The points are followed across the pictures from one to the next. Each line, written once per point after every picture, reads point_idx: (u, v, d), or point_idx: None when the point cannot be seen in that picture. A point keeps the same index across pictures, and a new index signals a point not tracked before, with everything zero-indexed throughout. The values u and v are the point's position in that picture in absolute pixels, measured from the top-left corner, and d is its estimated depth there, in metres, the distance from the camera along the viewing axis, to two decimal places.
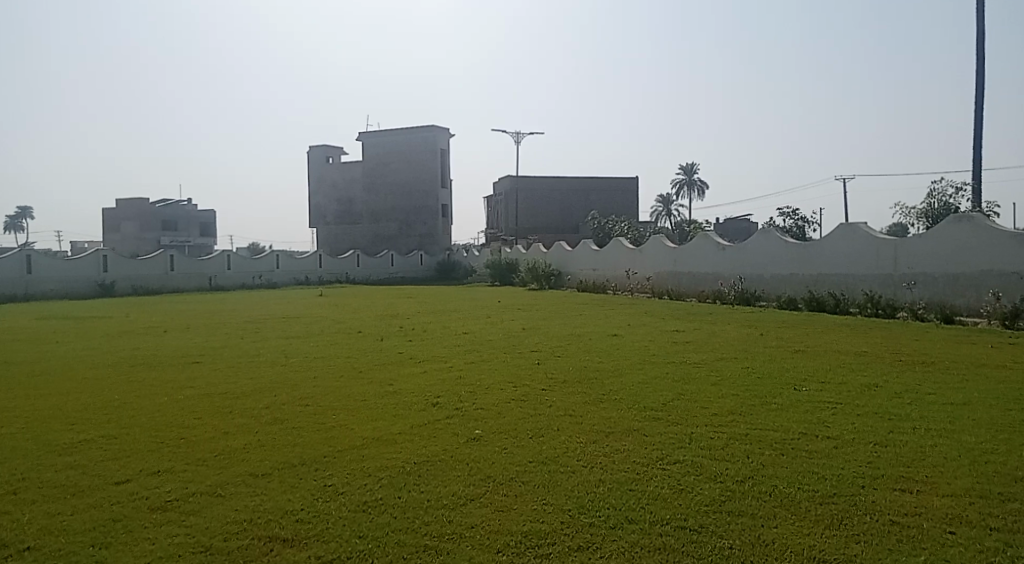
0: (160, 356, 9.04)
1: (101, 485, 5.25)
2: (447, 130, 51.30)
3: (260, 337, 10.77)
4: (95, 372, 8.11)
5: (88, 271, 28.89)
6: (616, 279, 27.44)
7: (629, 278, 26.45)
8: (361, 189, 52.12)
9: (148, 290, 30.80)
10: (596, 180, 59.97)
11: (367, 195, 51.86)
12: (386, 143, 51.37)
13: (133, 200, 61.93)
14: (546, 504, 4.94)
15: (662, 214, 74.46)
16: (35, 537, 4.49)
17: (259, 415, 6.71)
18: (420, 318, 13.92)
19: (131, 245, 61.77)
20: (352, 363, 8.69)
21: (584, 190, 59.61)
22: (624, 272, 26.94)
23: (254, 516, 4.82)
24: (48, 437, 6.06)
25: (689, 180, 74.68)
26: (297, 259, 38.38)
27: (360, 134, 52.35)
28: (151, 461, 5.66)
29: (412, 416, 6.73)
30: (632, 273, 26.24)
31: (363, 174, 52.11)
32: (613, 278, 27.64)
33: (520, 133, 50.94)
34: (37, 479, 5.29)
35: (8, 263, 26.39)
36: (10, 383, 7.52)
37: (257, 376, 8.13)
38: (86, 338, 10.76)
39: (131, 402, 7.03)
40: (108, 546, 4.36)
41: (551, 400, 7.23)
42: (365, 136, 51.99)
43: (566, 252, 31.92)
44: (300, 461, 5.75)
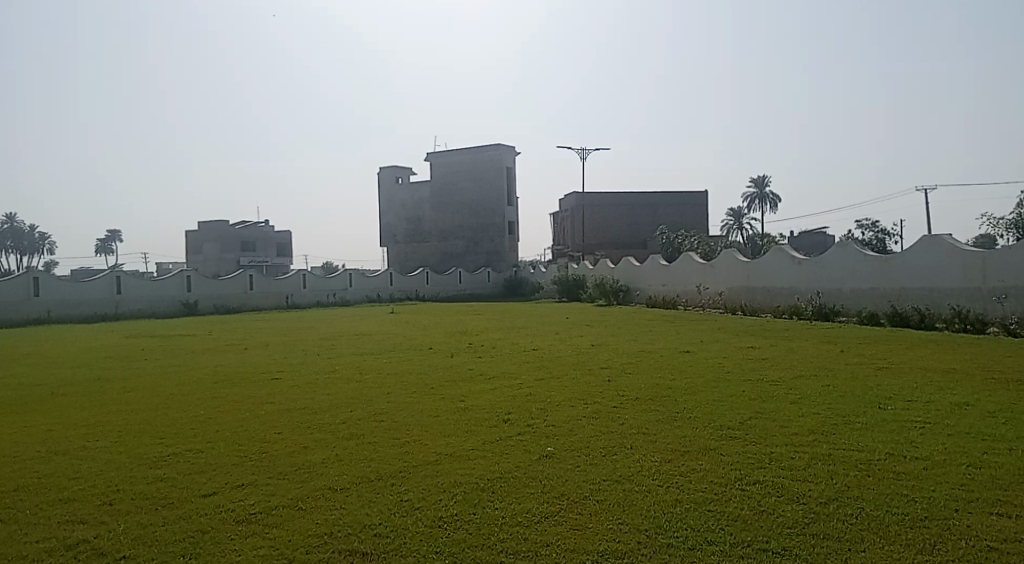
0: (242, 373, 9.35)
1: (189, 497, 5.46)
2: (513, 147, 51.44)
3: (335, 354, 11.04)
4: (181, 389, 8.41)
5: (173, 291, 30.19)
6: (686, 294, 27.03)
7: (700, 293, 26.04)
8: (429, 208, 53.10)
9: (230, 308, 32.06)
10: (661, 194, 59.33)
11: (434, 213, 52.75)
12: (452, 162, 52.06)
13: (214, 223, 64.75)
14: (622, 524, 4.88)
15: (733, 227, 73.00)
16: (129, 546, 4.72)
17: (336, 430, 6.84)
18: (491, 335, 14.02)
19: (213, 265, 64.46)
20: (423, 380, 8.78)
21: (650, 204, 59.03)
22: (694, 287, 26.51)
23: (335, 529, 4.96)
24: (140, 451, 6.32)
25: (761, 194, 73.25)
26: (368, 277, 39.30)
27: (428, 155, 53.28)
28: (236, 474, 5.85)
29: (483, 433, 6.74)
30: (703, 288, 25.81)
31: (431, 194, 53.04)
32: (683, 293, 27.26)
33: (584, 149, 50.79)
34: (129, 491, 5.54)
35: (99, 283, 27.82)
36: (103, 398, 7.93)
37: (334, 391, 8.32)
38: (170, 356, 11.23)
39: (214, 417, 7.27)
40: (197, 557, 4.56)
41: (624, 417, 7.14)
42: (433, 155, 52.87)
43: (634, 268, 31.64)
44: (376, 476, 5.85)
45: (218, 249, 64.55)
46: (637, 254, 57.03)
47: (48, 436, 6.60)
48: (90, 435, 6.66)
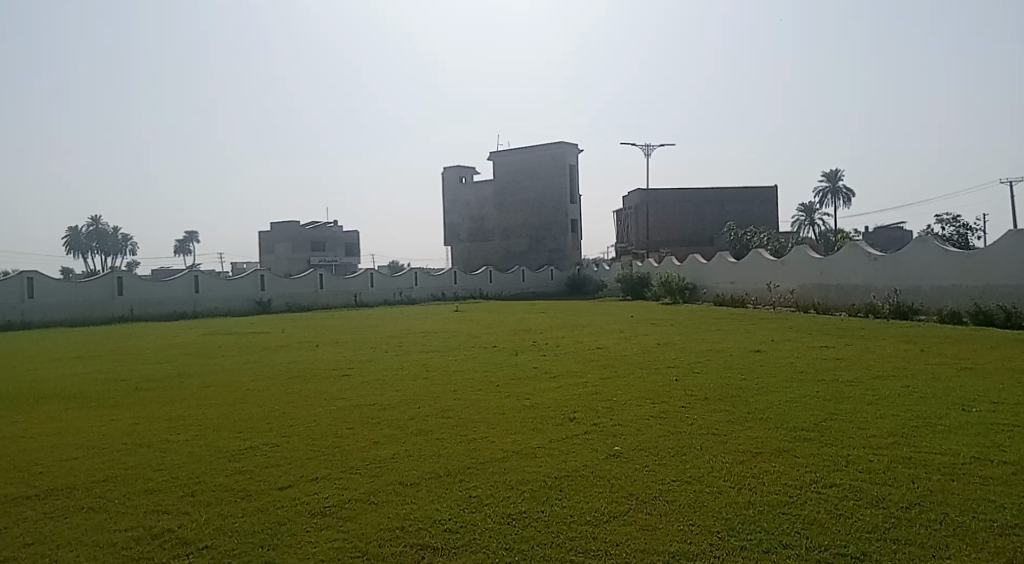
0: (314, 369, 9.61)
1: (266, 489, 5.65)
2: (577, 145, 51.14)
3: (402, 351, 11.24)
4: (257, 384, 8.70)
5: (247, 290, 31.25)
6: (755, 292, 26.48)
7: (770, 291, 25.47)
8: (492, 207, 53.60)
9: (301, 306, 33.04)
10: (728, 190, 58.18)
11: (497, 212, 53.16)
12: (514, 161, 52.30)
13: (285, 224, 66.71)
14: (693, 525, 4.82)
15: (804, 224, 70.97)
16: (211, 536, 4.92)
17: (405, 426, 6.96)
18: (557, 334, 14.04)
19: (285, 265, 66.53)
20: (489, 378, 8.86)
21: (717, 201, 58.02)
22: (764, 285, 25.95)
23: (406, 523, 5.05)
24: (220, 443, 6.57)
25: (834, 188, 71.00)
26: (433, 276, 39.83)
27: (491, 153, 53.70)
28: (310, 468, 6.02)
29: (549, 431, 6.75)
30: (773, 286, 25.24)
31: (494, 193, 53.50)
32: (752, 291, 26.72)
33: (646, 145, 50.14)
34: (211, 482, 5.77)
35: (179, 283, 29.03)
36: (185, 392, 8.28)
37: (403, 388, 8.47)
38: (246, 352, 11.65)
39: (289, 412, 7.50)
40: (275, 548, 4.71)
41: (692, 417, 7.04)
42: (496, 154, 53.26)
43: (700, 265, 31.14)
44: (445, 472, 5.92)
45: (289, 249, 66.52)
46: (704, 252, 56.04)
47: (135, 428, 6.93)
48: (173, 429, 6.96)
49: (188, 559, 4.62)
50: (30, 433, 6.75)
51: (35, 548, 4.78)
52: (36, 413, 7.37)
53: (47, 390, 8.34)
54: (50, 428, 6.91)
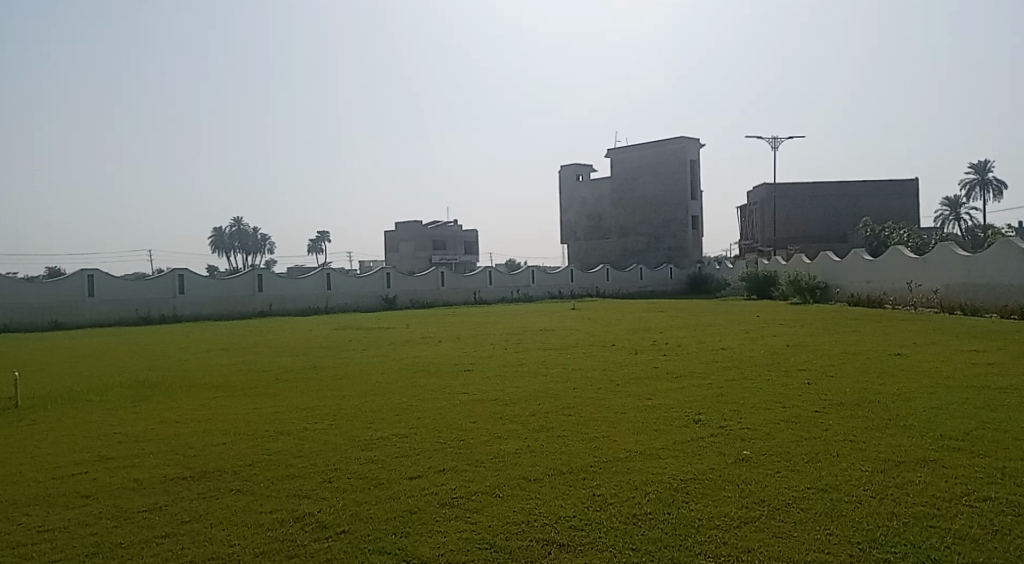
0: (437, 364, 9.90)
1: (397, 478, 5.87)
2: (698, 140, 49.81)
3: (521, 348, 11.38)
4: (385, 377, 9.06)
5: (375, 287, 32.70)
6: (894, 292, 24.92)
7: (911, 290, 23.88)
8: (609, 205, 53.45)
9: (424, 303, 34.26)
10: (866, 183, 55.34)
11: (615, 210, 52.93)
12: (632, 158, 51.78)
13: (409, 224, 69.03)
14: (829, 535, 4.59)
15: (949, 219, 65.93)
16: (348, 522, 5.17)
17: (527, 422, 7.04)
18: (678, 333, 13.75)
19: (410, 264, 69.03)
20: (609, 376, 8.81)
21: (853, 194, 55.02)
22: (904, 284, 24.36)
23: (531, 519, 5.10)
24: (353, 433, 6.90)
25: (983, 179, 65.52)
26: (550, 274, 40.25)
27: (609, 151, 53.53)
28: (437, 459, 6.20)
29: (673, 432, 6.63)
30: (914, 285, 23.65)
31: (612, 191, 53.31)
32: (891, 291, 25.15)
33: (772, 137, 47.86)
34: (346, 469, 6.06)
35: (313, 281, 30.77)
36: (319, 383, 8.74)
37: (523, 384, 8.57)
38: (374, 346, 12.15)
39: (415, 404, 7.76)
40: (407, 536, 4.90)
41: (826, 423, 6.71)
42: (614, 152, 53.05)
43: (833, 263, 29.60)
44: (568, 469, 5.94)
45: (412, 248, 68.87)
46: (836, 249, 53.11)
47: (276, 416, 7.39)
48: (310, 417, 7.37)
49: (327, 542, 4.87)
50: (185, 418, 7.34)
51: (192, 524, 5.20)
52: (189, 400, 8.01)
53: (199, 378, 9.05)
54: (200, 414, 7.47)
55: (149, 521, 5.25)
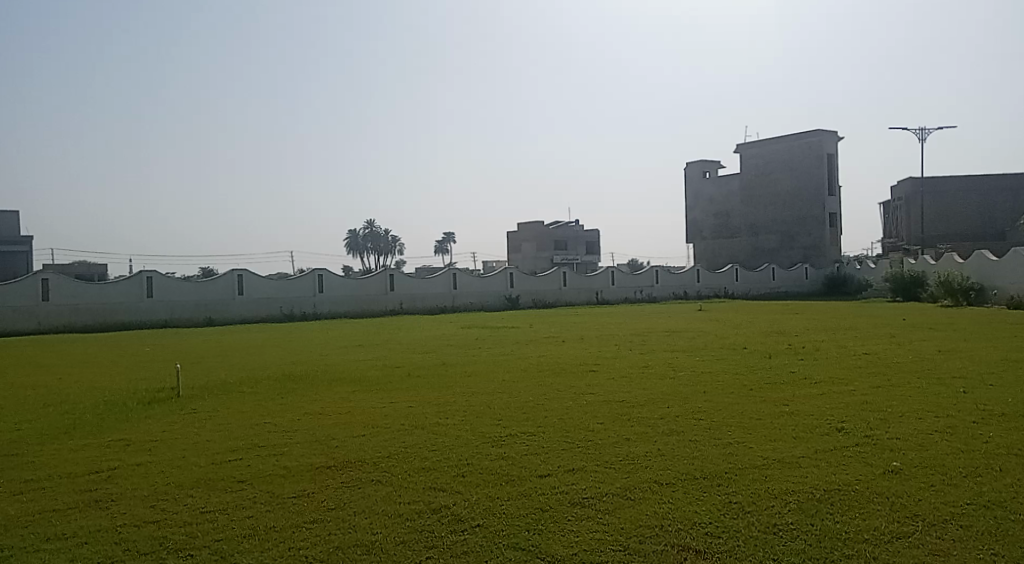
0: (563, 363, 9.92)
1: (527, 476, 5.94)
2: (835, 133, 47.62)
3: (647, 349, 11.22)
4: (511, 376, 9.19)
5: (499, 287, 34.20)
6: None
7: None
8: (739, 202, 51.92)
9: (545, 303, 35.46)
10: None
11: (744, 208, 51.38)
12: (764, 153, 50.14)
13: (532, 224, 69.66)
14: (995, 555, 4.23)
15: None
16: (482, 516, 5.28)
17: (657, 425, 6.92)
18: (815, 337, 13.09)
19: (530, 263, 69.63)
20: (741, 380, 8.52)
21: (1010, 188, 51.04)
22: None
23: (665, 523, 5.02)
24: (483, 429, 7.03)
25: None
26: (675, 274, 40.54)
27: (738, 146, 52.17)
28: (567, 459, 6.22)
29: (814, 440, 6.34)
30: None
31: (741, 187, 51.71)
32: None
33: (917, 127, 44.69)
34: (477, 465, 6.19)
35: (441, 281, 32.51)
36: (448, 381, 8.99)
37: (650, 386, 8.45)
38: (499, 345, 12.35)
39: (543, 403, 7.81)
40: (540, 534, 4.94)
41: (987, 435, 6.19)
42: (744, 147, 51.68)
43: (990, 262, 27.31)
44: (702, 474, 5.80)
45: (534, 248, 69.59)
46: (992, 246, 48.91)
47: (410, 411, 7.66)
48: (442, 413, 7.59)
49: (463, 535, 4.99)
50: (327, 410, 7.75)
51: (336, 512, 5.47)
52: (329, 393, 8.45)
53: (337, 373, 9.54)
54: (340, 407, 7.86)
55: (298, 506, 5.58)
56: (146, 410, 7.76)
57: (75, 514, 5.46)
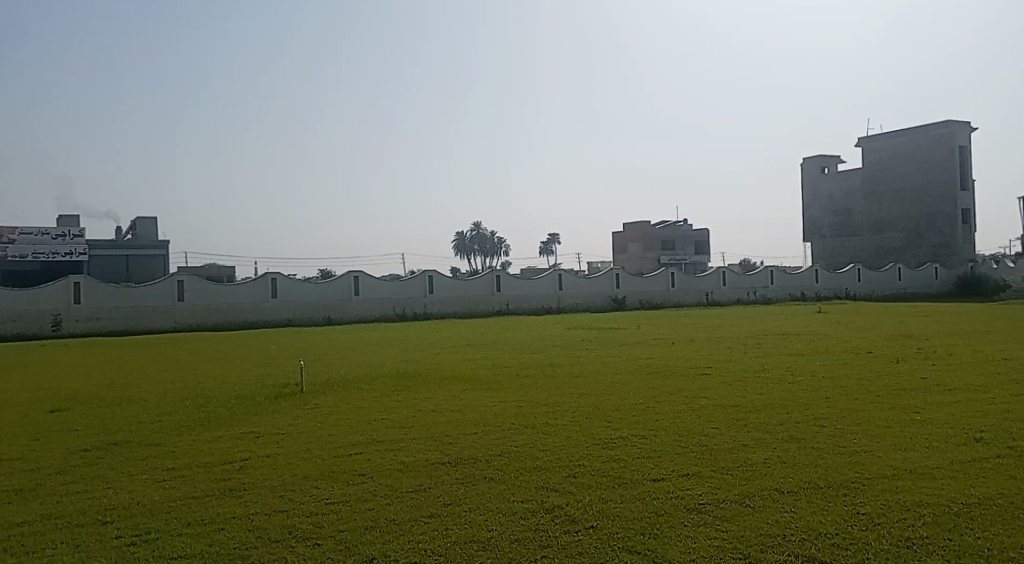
0: (673, 366, 9.77)
1: (640, 479, 5.88)
2: (967, 124, 45.23)
3: (762, 352, 10.88)
4: (620, 377, 9.12)
5: (604, 288, 35.93)
6: None
7: None
8: (860, 198, 49.55)
9: (652, 303, 37.00)
10: None
11: (867, 204, 49.09)
12: (888, 146, 47.96)
13: (637, 223, 68.67)
14: None
15: None
16: (596, 518, 5.26)
17: (775, 431, 6.70)
18: (948, 341, 12.26)
19: (636, 264, 68.67)
20: (866, 386, 8.12)
21: None
22: None
23: (787, 532, 4.84)
24: (593, 430, 7.02)
25: None
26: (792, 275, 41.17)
27: (859, 140, 50.02)
28: (681, 463, 6.10)
29: (950, 451, 5.95)
30: None
31: (863, 183, 49.39)
32: None
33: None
34: (589, 466, 6.18)
35: (546, 282, 34.52)
36: (557, 381, 9.03)
37: (766, 391, 8.18)
38: (606, 347, 12.30)
39: (654, 406, 7.72)
40: (656, 538, 4.87)
41: None
42: (866, 140, 49.42)
43: None
44: (826, 483, 5.56)
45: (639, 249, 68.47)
46: None
47: (520, 410, 7.73)
48: (552, 413, 7.62)
49: (577, 536, 5.00)
50: (439, 407, 7.94)
51: (452, 508, 5.59)
52: (441, 391, 8.67)
53: (449, 372, 9.78)
54: (453, 405, 8.03)
55: (415, 501, 5.74)
56: (272, 404, 8.21)
57: (212, 501, 5.83)
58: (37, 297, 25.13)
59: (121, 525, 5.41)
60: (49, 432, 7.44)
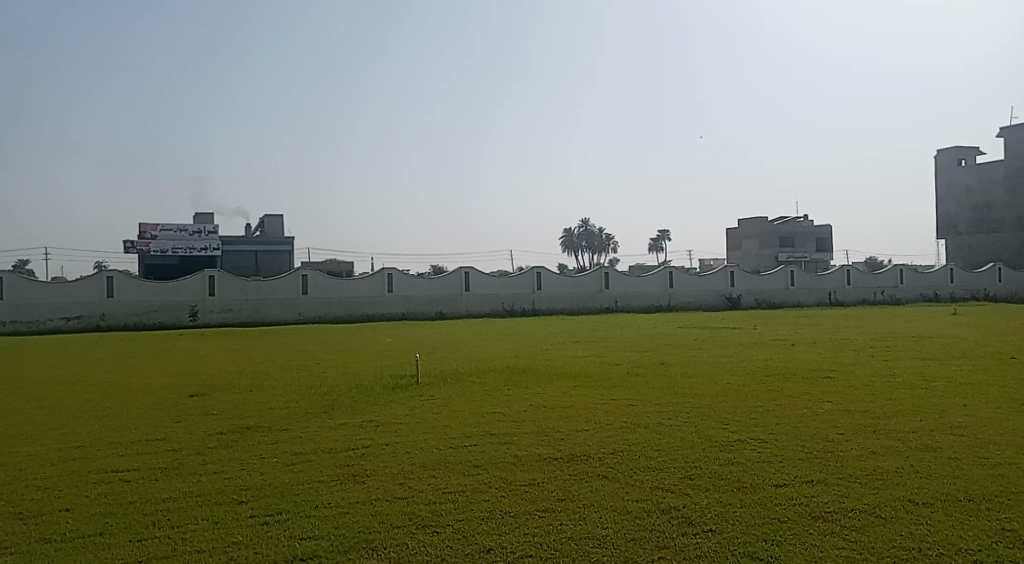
0: (792, 368, 9.44)
1: (761, 484, 5.71)
2: None
3: (890, 356, 10.32)
4: (736, 378, 8.91)
5: (718, 286, 35.62)
6: None
7: None
8: (1003, 192, 46.28)
9: (770, 303, 36.22)
10: None
11: (1010, 199, 45.77)
12: None
13: (753, 219, 65.62)
14: None
15: None
16: (714, 522, 5.16)
17: (908, 439, 6.35)
18: None
19: (752, 262, 65.74)
20: (1010, 394, 7.56)
21: None
22: None
23: (924, 546, 4.59)
24: (710, 432, 6.88)
25: None
26: (925, 274, 39.08)
27: (1002, 129, 46.76)
28: (804, 469, 5.90)
29: None
30: None
31: (1005, 176, 46.16)
32: None
33: None
34: (706, 469, 6.06)
35: (657, 279, 34.63)
36: (670, 380, 8.92)
37: (895, 398, 7.77)
38: (719, 347, 12.01)
39: (773, 409, 7.49)
40: (780, 545, 4.72)
41: None
42: (1009, 129, 46.31)
43: None
44: (966, 496, 5.22)
45: (757, 246, 65.34)
46: None
47: (632, 409, 7.68)
48: (665, 413, 7.53)
49: (697, 538, 4.91)
50: (551, 403, 8.00)
51: (566, 503, 5.62)
52: (552, 387, 8.72)
53: (559, 368, 9.85)
54: (564, 401, 8.08)
55: (530, 495, 5.81)
56: (390, 394, 8.52)
57: (337, 486, 6.11)
58: (178, 289, 27.50)
59: (254, 505, 5.75)
60: (189, 415, 8.02)
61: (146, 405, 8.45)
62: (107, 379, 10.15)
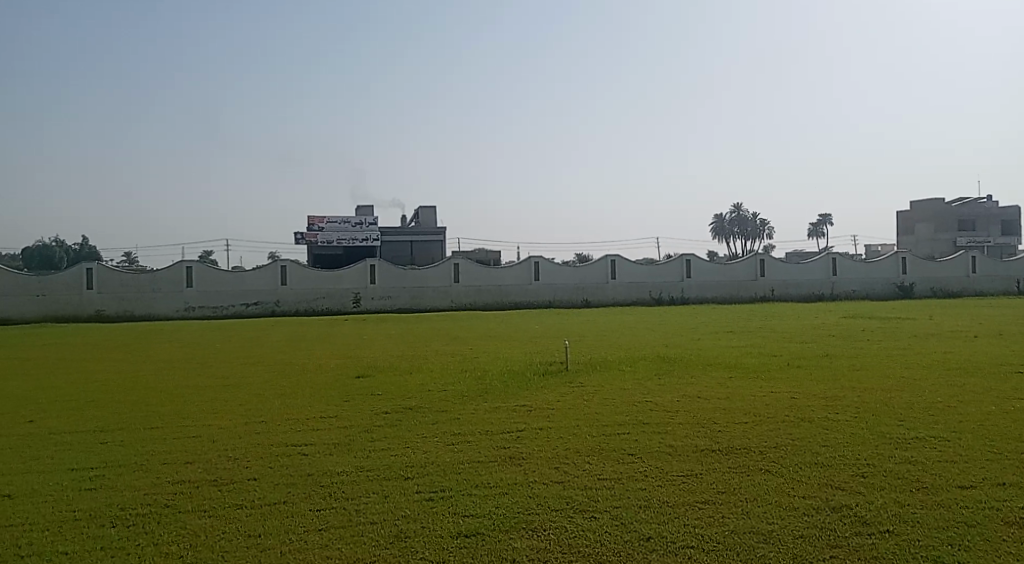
0: (976, 362, 8.74)
1: (944, 485, 5.34)
2: None
3: None
4: (912, 372, 8.35)
5: (888, 272, 33.39)
6: None
7: None
8: None
9: (948, 291, 33.71)
10: None
11: None
12: None
13: (929, 201, 60.18)
14: None
15: None
16: (892, 522, 4.87)
17: None
18: None
19: (926, 246, 60.61)
20: None
21: None
22: None
23: None
24: (884, 428, 6.51)
25: None
26: None
27: None
28: (994, 471, 5.45)
29: None
30: None
31: None
32: None
33: None
34: (880, 467, 5.74)
35: (818, 266, 32.99)
36: (835, 373, 8.51)
37: None
38: (891, 338, 11.29)
39: (956, 406, 6.96)
40: (969, 551, 4.40)
41: None
42: None
43: None
44: None
45: (931, 229, 60.10)
46: None
47: (795, 402, 7.41)
48: (831, 407, 7.20)
49: (873, 539, 4.67)
50: (707, 394, 7.86)
51: (727, 496, 5.51)
52: (707, 377, 8.57)
53: (713, 358, 9.66)
54: (720, 392, 7.92)
55: (689, 485, 5.75)
56: (541, 380, 8.71)
57: (496, 467, 6.33)
58: (342, 277, 29.32)
59: (420, 481, 6.08)
60: (354, 395, 8.59)
61: (316, 385, 9.14)
62: (283, 360, 11.09)
